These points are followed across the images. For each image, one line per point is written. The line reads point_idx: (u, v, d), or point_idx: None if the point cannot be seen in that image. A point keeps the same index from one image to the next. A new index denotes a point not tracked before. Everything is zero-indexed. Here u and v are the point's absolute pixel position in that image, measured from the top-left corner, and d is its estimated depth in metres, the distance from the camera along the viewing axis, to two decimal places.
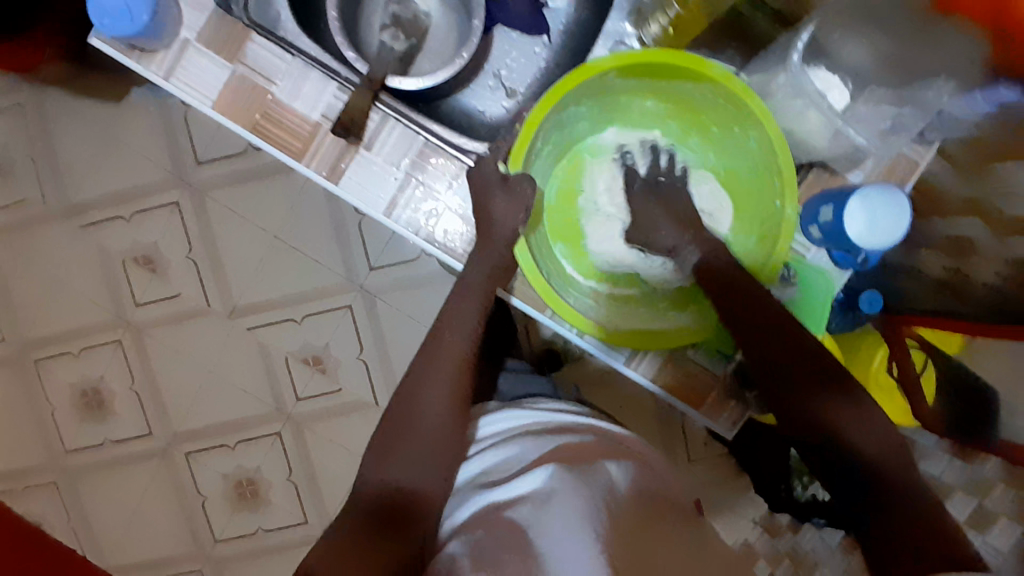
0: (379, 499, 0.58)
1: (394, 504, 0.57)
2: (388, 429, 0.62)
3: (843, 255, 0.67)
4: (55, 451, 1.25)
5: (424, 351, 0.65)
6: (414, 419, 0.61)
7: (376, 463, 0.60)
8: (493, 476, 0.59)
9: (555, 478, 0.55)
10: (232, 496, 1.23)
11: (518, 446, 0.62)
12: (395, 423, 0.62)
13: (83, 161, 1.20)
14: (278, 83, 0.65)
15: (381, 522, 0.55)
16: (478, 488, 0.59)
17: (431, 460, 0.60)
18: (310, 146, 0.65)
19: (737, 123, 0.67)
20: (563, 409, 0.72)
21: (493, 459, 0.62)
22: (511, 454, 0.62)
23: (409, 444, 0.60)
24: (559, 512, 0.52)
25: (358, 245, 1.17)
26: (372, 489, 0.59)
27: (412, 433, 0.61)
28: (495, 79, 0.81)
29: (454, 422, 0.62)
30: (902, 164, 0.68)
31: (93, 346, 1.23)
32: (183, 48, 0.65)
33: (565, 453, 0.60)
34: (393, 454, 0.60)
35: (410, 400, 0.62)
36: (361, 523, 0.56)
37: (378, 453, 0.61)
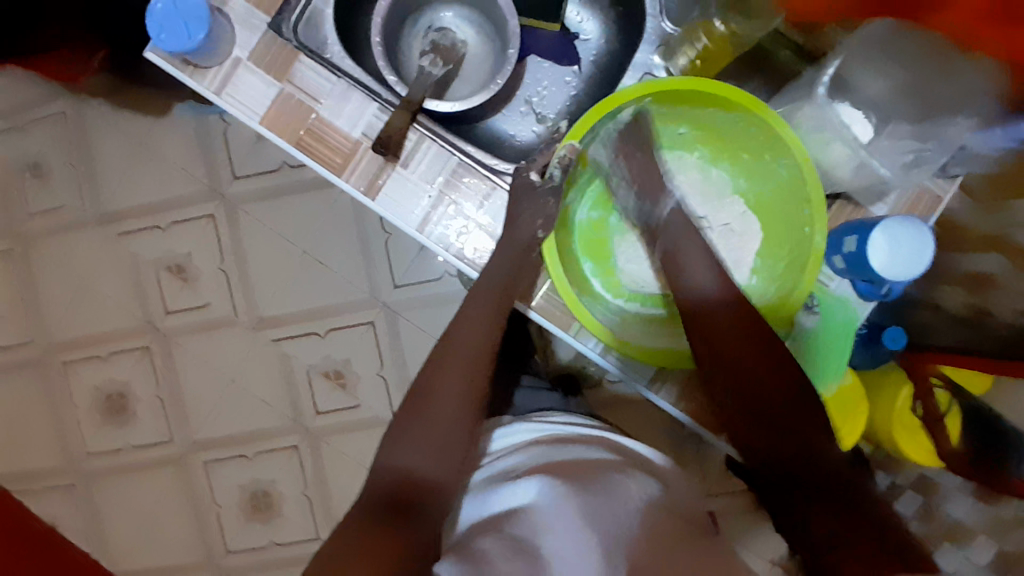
0: (390, 485, 0.58)
1: (404, 491, 0.58)
2: (405, 415, 0.63)
3: (868, 286, 0.67)
4: (76, 453, 1.27)
5: (442, 350, 0.66)
6: (431, 410, 0.62)
7: (390, 450, 0.61)
8: (501, 477, 0.60)
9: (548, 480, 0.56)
10: (245, 506, 1.24)
11: (528, 453, 0.63)
12: (413, 412, 0.62)
13: (125, 172, 1.25)
14: (322, 102, 0.68)
15: (393, 509, 0.56)
16: (491, 487, 0.60)
17: (445, 451, 0.61)
18: (348, 162, 0.68)
19: (767, 152, 0.69)
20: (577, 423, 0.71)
21: (497, 466, 0.63)
22: (517, 460, 0.62)
23: (422, 431, 0.61)
24: (556, 516, 0.53)
25: (383, 262, 1.20)
26: (385, 475, 0.59)
27: (431, 422, 0.61)
28: (527, 105, 0.83)
29: (465, 420, 0.63)
30: (925, 200, 0.70)
31: (121, 351, 1.27)
32: (234, 66, 0.69)
33: (574, 466, 0.59)
34: (406, 442, 0.61)
35: (429, 391, 0.63)
36: (370, 510, 0.56)
37: (393, 439, 0.62)
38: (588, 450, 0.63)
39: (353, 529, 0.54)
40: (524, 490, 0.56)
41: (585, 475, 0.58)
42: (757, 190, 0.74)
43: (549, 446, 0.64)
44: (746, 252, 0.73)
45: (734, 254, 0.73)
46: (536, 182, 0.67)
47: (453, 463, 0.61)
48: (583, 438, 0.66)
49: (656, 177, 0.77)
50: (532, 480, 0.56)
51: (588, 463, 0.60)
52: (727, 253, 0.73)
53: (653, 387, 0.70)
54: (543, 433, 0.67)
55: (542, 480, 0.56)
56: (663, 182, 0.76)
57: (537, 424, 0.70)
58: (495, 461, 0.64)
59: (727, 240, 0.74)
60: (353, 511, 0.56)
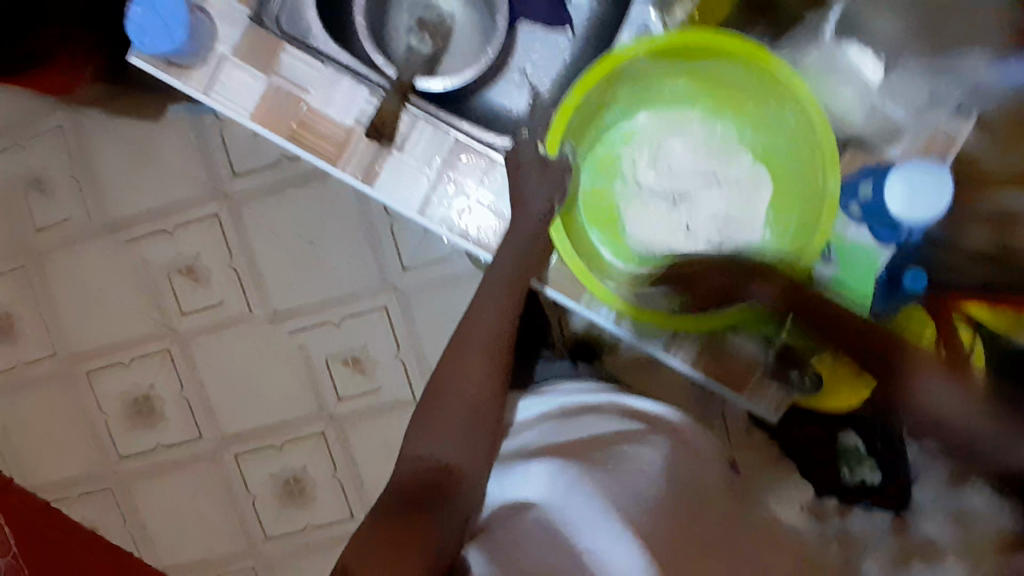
0: (418, 474, 0.59)
1: (431, 481, 0.58)
2: (428, 404, 0.63)
3: (887, 233, 0.65)
4: (112, 457, 1.31)
5: (459, 335, 0.65)
6: (453, 399, 0.62)
7: (416, 440, 0.61)
8: (521, 451, 0.62)
9: (557, 465, 0.56)
10: (280, 494, 1.27)
11: (544, 429, 0.65)
12: (436, 401, 0.63)
13: (125, 178, 1.25)
14: (311, 91, 0.67)
15: (420, 498, 0.56)
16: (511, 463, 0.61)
17: (469, 435, 0.61)
18: (343, 151, 0.67)
19: (772, 101, 0.67)
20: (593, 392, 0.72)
21: (516, 445, 0.65)
22: (534, 437, 0.64)
23: (447, 417, 0.61)
24: (568, 506, 0.52)
25: (390, 246, 1.20)
26: (413, 466, 0.60)
27: (454, 411, 0.61)
28: (520, 75, 0.81)
29: (488, 404, 0.62)
30: (940, 140, 0.65)
31: (143, 356, 1.28)
32: (219, 62, 0.67)
33: (588, 444, 0.60)
34: (431, 432, 0.61)
35: (449, 379, 0.63)
36: (398, 499, 0.57)
37: (418, 428, 0.62)
38: (604, 424, 0.63)
39: (381, 520, 0.54)
40: (536, 475, 0.56)
41: (596, 455, 0.57)
42: (764, 143, 0.72)
43: (566, 422, 0.65)
44: (756, 207, 0.72)
45: (745, 209, 0.72)
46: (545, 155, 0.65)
47: (478, 447, 0.61)
48: (601, 409, 0.67)
49: (659, 137, 0.75)
50: (544, 465, 0.57)
51: (602, 441, 0.60)
52: (737, 208, 0.72)
53: (672, 350, 0.68)
54: (562, 406, 0.68)
55: (556, 463, 0.56)
56: (666, 142, 0.74)
57: (558, 396, 0.71)
58: (518, 434, 0.66)
59: (737, 195, 0.72)
60: (381, 502, 0.57)
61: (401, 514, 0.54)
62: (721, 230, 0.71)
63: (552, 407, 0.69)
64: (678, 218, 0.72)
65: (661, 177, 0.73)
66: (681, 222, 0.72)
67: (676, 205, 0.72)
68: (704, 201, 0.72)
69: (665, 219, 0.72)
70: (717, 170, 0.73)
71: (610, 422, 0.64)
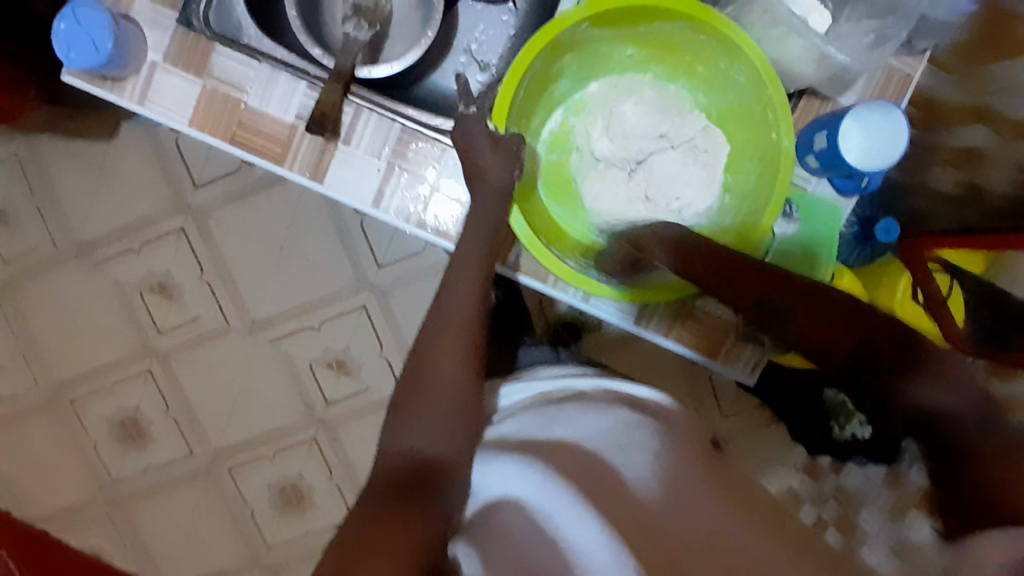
0: (395, 464, 0.50)
1: (413, 471, 0.50)
2: (402, 391, 0.55)
3: (846, 181, 0.66)
4: (102, 483, 1.27)
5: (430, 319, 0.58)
6: (429, 381, 0.55)
7: (388, 432, 0.53)
8: (501, 444, 0.57)
9: (529, 464, 0.52)
10: (278, 504, 1.25)
11: (525, 419, 0.60)
12: (411, 386, 0.55)
13: (86, 200, 1.22)
14: (249, 91, 0.65)
15: (398, 490, 0.47)
16: (490, 457, 0.55)
17: (450, 422, 0.53)
18: (289, 149, 0.65)
19: (723, 61, 0.66)
20: (567, 372, 0.69)
21: (496, 433, 0.60)
22: (512, 429, 0.59)
23: (425, 402, 0.54)
24: (553, 509, 0.48)
25: (363, 244, 1.18)
26: (388, 459, 0.51)
27: (432, 396, 0.54)
28: (467, 54, 0.79)
29: (468, 384, 0.55)
30: (895, 82, 0.68)
31: (124, 378, 1.26)
32: (152, 70, 0.66)
33: (566, 450, 0.54)
34: (407, 419, 0.53)
35: (424, 360, 0.56)
36: (375, 493, 0.48)
37: (389, 423, 0.54)
38: (584, 414, 0.59)
39: (361, 518, 0.45)
40: (519, 484, 0.51)
41: (575, 452, 0.54)
42: (717, 105, 0.71)
43: (548, 409, 0.61)
44: (714, 168, 0.70)
45: (703, 171, 0.70)
46: (494, 131, 0.63)
47: (460, 435, 0.53)
48: (590, 393, 0.62)
49: (610, 103, 0.73)
50: (526, 470, 0.51)
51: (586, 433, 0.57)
52: (695, 170, 0.70)
53: (639, 323, 0.70)
54: (541, 391, 0.64)
55: (533, 464, 0.51)
56: (618, 107, 0.73)
57: (534, 380, 0.67)
58: (498, 423, 0.61)
59: (694, 158, 0.71)
60: (355, 502, 0.48)
61: (385, 506, 0.45)
62: (680, 195, 0.70)
63: (532, 394, 0.64)
64: (635, 186, 0.71)
65: (616, 144, 0.72)
66: (640, 190, 0.71)
67: (633, 175, 0.71)
68: (660, 166, 0.71)
69: (622, 188, 0.71)
70: (673, 132, 0.72)
71: (590, 407, 0.60)
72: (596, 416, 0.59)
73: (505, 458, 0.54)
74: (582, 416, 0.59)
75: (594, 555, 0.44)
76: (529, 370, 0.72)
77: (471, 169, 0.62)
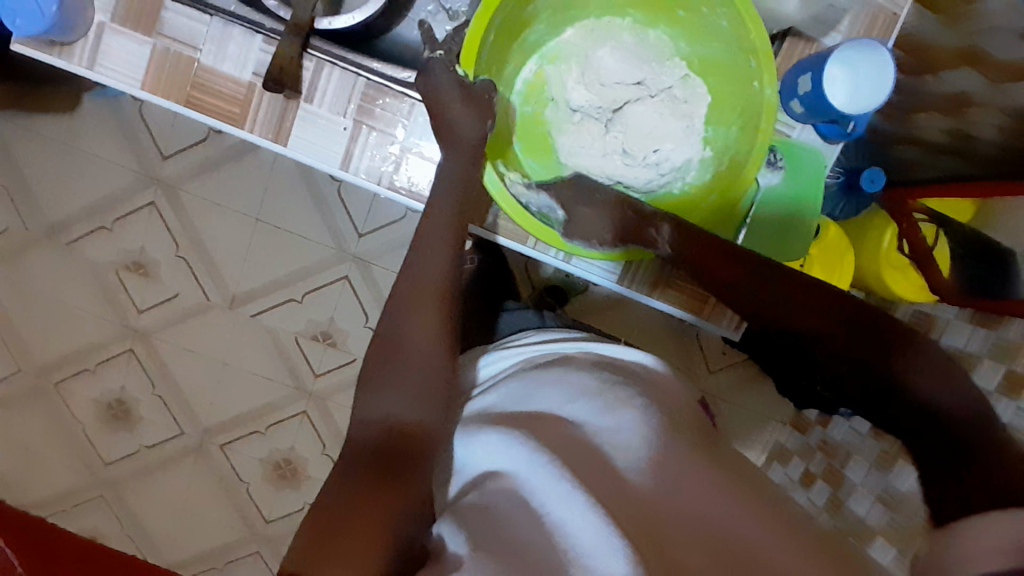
0: (372, 439, 0.50)
1: (387, 443, 0.50)
2: (374, 357, 0.54)
3: (831, 126, 0.65)
4: (93, 466, 1.26)
5: (399, 284, 0.56)
6: (400, 351, 0.53)
7: (361, 401, 0.53)
8: (484, 416, 0.56)
9: (513, 438, 0.50)
10: (272, 477, 1.25)
11: (503, 391, 0.59)
12: (382, 355, 0.54)
13: (52, 178, 1.17)
14: (202, 49, 0.63)
15: (377, 465, 0.48)
16: (473, 425, 0.55)
17: (423, 391, 0.53)
18: (248, 110, 0.64)
19: (703, 2, 0.63)
20: (551, 337, 0.67)
21: (478, 407, 0.59)
22: (493, 399, 0.59)
23: (399, 371, 0.53)
24: (536, 484, 0.46)
25: (341, 212, 1.15)
26: (362, 431, 0.51)
27: (405, 365, 0.53)
28: (434, 3, 0.75)
29: (443, 349, 0.54)
30: (881, 20, 0.65)
31: (107, 360, 1.23)
32: (100, 32, 0.62)
33: (545, 418, 0.53)
34: (380, 389, 0.53)
35: (396, 328, 0.54)
36: (351, 466, 0.49)
37: (364, 391, 0.53)
38: (565, 376, 0.58)
39: (341, 492, 0.47)
40: (499, 455, 0.50)
41: (559, 422, 0.52)
42: (697, 52, 0.68)
43: (530, 374, 0.60)
44: (694, 119, 0.68)
45: (682, 123, 0.68)
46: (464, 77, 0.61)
47: (439, 402, 0.53)
48: (574, 358, 0.61)
49: (587, 49, 0.70)
50: (506, 441, 0.50)
51: (567, 395, 0.55)
52: (674, 122, 0.68)
53: (624, 282, 0.69)
54: (524, 359, 0.64)
55: (511, 436, 0.50)
56: (595, 54, 0.69)
57: (518, 349, 0.66)
58: (482, 394, 0.61)
59: (672, 108, 0.68)
60: (334, 473, 0.49)
61: (362, 482, 0.47)
62: (658, 146, 0.67)
63: (517, 361, 0.64)
64: (611, 139, 0.68)
65: (593, 92, 0.69)
66: (617, 143, 0.68)
67: (609, 126, 0.68)
68: (637, 116, 0.68)
69: (598, 141, 0.68)
70: (652, 80, 0.68)
71: (571, 370, 0.58)
72: (578, 377, 0.57)
73: (484, 429, 0.53)
74: (557, 386, 0.56)
75: (575, 531, 0.43)
76: (513, 337, 0.71)
77: (441, 124, 0.59)
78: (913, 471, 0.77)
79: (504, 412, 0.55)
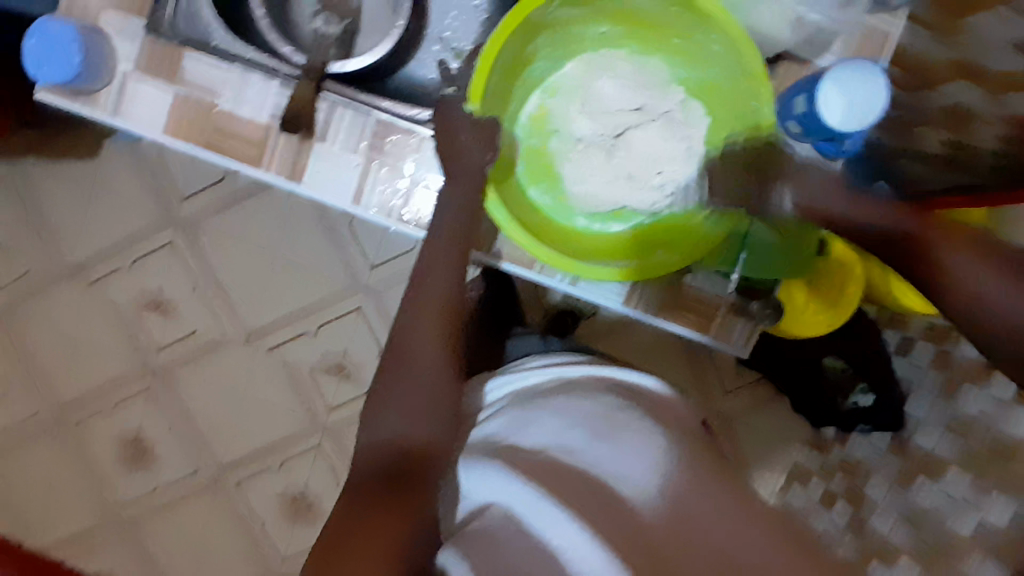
0: (379, 461, 0.51)
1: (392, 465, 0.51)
2: (381, 380, 0.55)
3: (829, 145, 0.66)
4: (111, 504, 1.27)
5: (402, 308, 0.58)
6: (405, 374, 0.54)
7: (366, 423, 0.54)
8: (492, 443, 0.56)
9: (516, 467, 0.50)
10: (287, 513, 1.24)
11: (507, 418, 0.59)
12: (386, 379, 0.55)
13: (74, 220, 1.21)
14: (221, 94, 0.66)
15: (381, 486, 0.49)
16: (483, 453, 0.55)
17: (427, 413, 0.53)
18: (265, 151, 0.66)
19: (696, 30, 0.65)
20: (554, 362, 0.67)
21: (483, 434, 0.59)
22: (498, 426, 0.58)
23: (402, 392, 0.53)
24: (534, 514, 0.47)
25: (354, 245, 1.18)
26: (366, 457, 0.52)
27: (409, 387, 0.53)
28: (440, 44, 0.78)
29: (448, 371, 0.55)
30: (873, 39, 0.68)
31: (126, 398, 1.25)
32: (123, 80, 0.66)
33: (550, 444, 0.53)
34: (383, 414, 0.53)
35: (400, 350, 0.55)
36: (356, 489, 0.49)
37: (369, 414, 0.54)
38: (572, 402, 0.58)
39: (344, 513, 0.48)
40: (501, 484, 0.50)
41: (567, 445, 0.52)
42: (693, 80, 0.70)
43: (535, 401, 0.60)
44: (695, 140, 0.70)
45: (683, 145, 0.70)
46: (471, 113, 0.62)
47: (444, 426, 0.53)
48: (579, 384, 0.61)
49: (587, 81, 0.73)
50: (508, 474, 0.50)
51: (571, 423, 0.55)
52: (676, 144, 0.70)
53: (632, 303, 0.70)
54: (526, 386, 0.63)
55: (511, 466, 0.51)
56: (595, 84, 0.72)
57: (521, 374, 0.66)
58: (485, 422, 0.60)
59: (674, 130, 0.70)
60: (340, 496, 0.50)
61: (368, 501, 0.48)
62: (661, 169, 0.70)
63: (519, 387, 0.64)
64: (615, 164, 0.71)
65: (595, 120, 0.72)
66: (622, 168, 0.70)
67: (613, 153, 0.71)
68: (638, 140, 0.70)
69: (603, 168, 0.71)
70: (652, 104, 0.71)
71: (577, 396, 0.59)
72: (584, 403, 0.57)
73: (489, 458, 0.53)
74: (558, 411, 0.57)
75: (579, 557, 0.44)
76: (518, 362, 0.71)
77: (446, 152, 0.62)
78: (934, 487, 0.75)
79: (512, 441, 0.55)
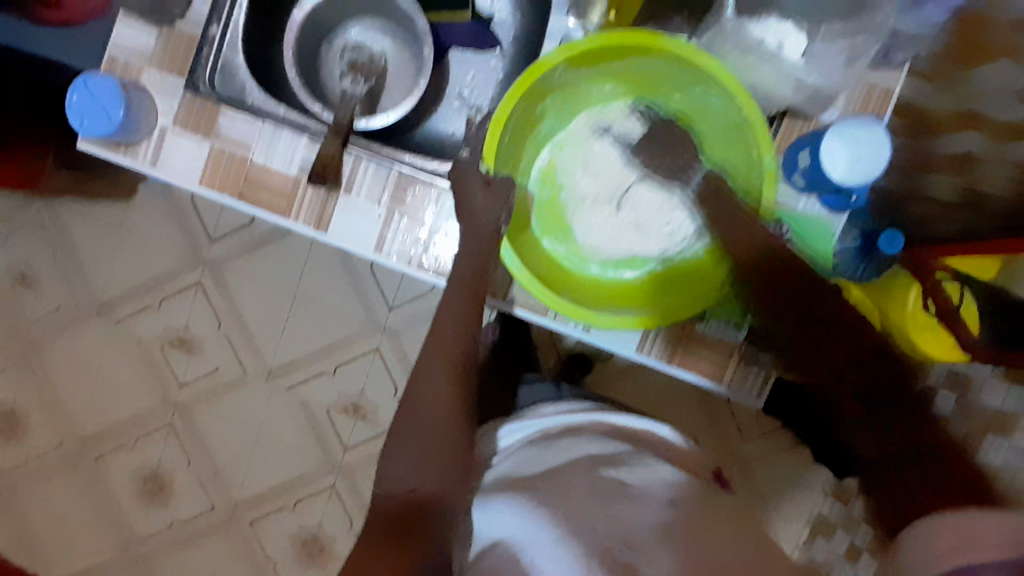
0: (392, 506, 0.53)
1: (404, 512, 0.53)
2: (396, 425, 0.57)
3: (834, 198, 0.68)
4: (126, 541, 1.28)
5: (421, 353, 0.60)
6: (419, 422, 0.56)
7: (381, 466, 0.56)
8: (508, 479, 0.57)
9: (528, 510, 0.50)
10: (299, 554, 1.24)
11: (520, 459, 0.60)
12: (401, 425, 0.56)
13: (107, 260, 1.26)
14: (254, 148, 0.70)
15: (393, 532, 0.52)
16: (495, 491, 0.56)
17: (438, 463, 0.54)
18: (293, 202, 0.70)
19: (696, 85, 0.67)
20: (567, 408, 0.68)
21: (496, 475, 0.60)
22: (513, 465, 0.60)
23: (417, 440, 0.55)
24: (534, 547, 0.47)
25: (373, 287, 1.21)
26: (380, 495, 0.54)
27: (422, 435, 0.55)
28: (459, 100, 0.84)
29: (460, 419, 0.56)
30: (875, 96, 0.71)
31: (146, 434, 1.27)
32: (162, 135, 0.71)
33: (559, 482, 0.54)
34: (396, 454, 0.55)
35: (415, 397, 0.57)
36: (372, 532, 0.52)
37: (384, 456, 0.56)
38: (582, 446, 0.60)
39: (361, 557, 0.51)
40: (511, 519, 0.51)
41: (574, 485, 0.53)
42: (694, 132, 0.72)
43: (547, 445, 0.61)
44: None
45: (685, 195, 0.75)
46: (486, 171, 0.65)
47: (455, 473, 0.55)
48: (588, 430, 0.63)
49: (584, 143, 0.78)
50: (517, 515, 0.51)
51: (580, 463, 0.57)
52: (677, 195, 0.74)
53: (643, 349, 0.71)
54: (538, 429, 0.65)
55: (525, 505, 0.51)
56: (591, 145, 0.77)
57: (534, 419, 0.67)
58: (498, 462, 0.62)
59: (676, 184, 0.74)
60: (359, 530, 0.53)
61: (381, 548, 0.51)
62: (669, 220, 0.74)
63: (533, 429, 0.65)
64: (624, 215, 0.76)
65: (598, 179, 0.77)
66: (630, 221, 0.75)
67: (621, 206, 0.76)
68: (643, 194, 0.75)
69: (612, 221, 0.76)
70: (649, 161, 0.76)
71: (587, 443, 0.60)
72: (594, 447, 0.59)
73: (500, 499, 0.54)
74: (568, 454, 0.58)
75: None
76: (534, 407, 0.72)
77: (463, 202, 0.65)
78: None
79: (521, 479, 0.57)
